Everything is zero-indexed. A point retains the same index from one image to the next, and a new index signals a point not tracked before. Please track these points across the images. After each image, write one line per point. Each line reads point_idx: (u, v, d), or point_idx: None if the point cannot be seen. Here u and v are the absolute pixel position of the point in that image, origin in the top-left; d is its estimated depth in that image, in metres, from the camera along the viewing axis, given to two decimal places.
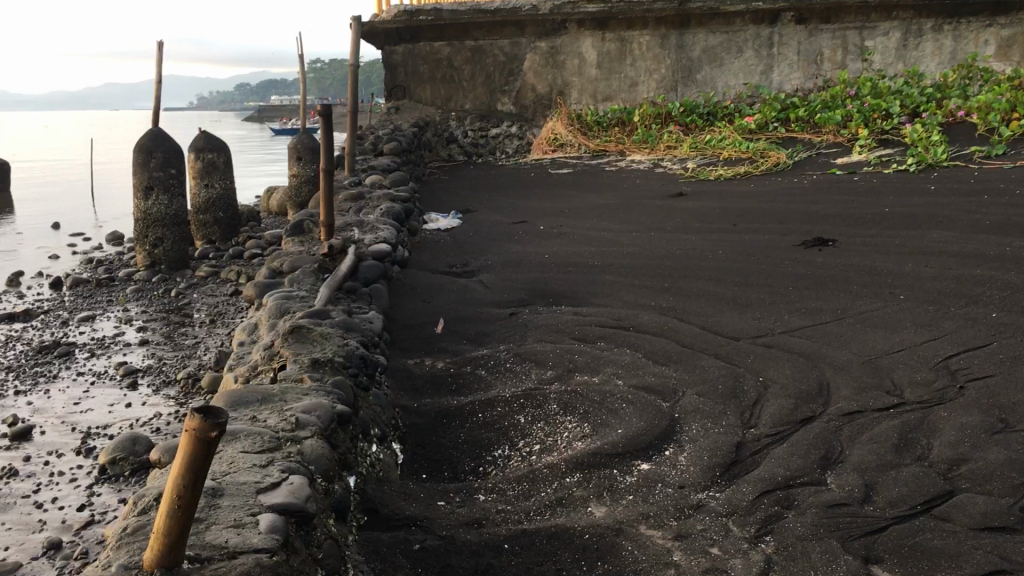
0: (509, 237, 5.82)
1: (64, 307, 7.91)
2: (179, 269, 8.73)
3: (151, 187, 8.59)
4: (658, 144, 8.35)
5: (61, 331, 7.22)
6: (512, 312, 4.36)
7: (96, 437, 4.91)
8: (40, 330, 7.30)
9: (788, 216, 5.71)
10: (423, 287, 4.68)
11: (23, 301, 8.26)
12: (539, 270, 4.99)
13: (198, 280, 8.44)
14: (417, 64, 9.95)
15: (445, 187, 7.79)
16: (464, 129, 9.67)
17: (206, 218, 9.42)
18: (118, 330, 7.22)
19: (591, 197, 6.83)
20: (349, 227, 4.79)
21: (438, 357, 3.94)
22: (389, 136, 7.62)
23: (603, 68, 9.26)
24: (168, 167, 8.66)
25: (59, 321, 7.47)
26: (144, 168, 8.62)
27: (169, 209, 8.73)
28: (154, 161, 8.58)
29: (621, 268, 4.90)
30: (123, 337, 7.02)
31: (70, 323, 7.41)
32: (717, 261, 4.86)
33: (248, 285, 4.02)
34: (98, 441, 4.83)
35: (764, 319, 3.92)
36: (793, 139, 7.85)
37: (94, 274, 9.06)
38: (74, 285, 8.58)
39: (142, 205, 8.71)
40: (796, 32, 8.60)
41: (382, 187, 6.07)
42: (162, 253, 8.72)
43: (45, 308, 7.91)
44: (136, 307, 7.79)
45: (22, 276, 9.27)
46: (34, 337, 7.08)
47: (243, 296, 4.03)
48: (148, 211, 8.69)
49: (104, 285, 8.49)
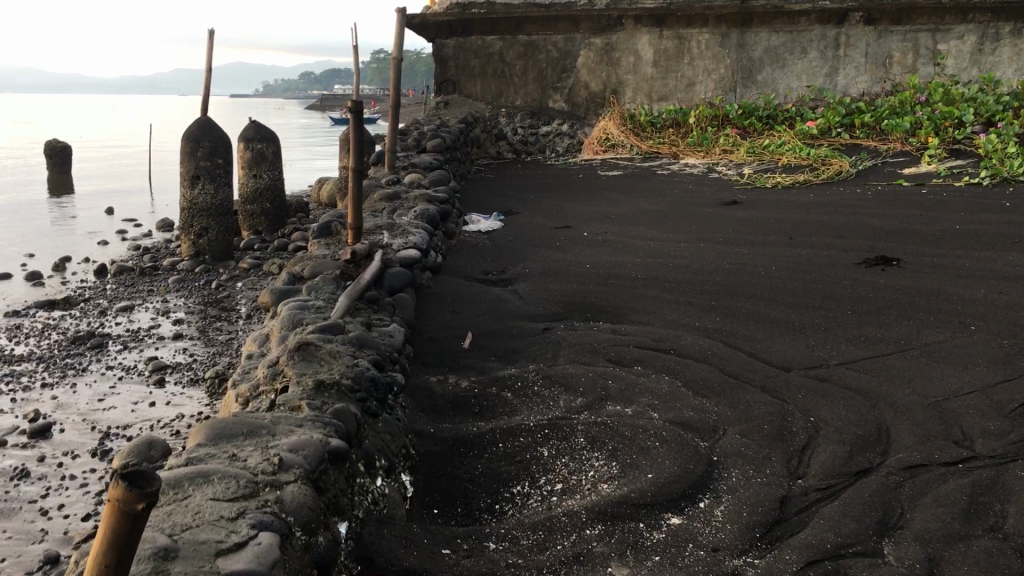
0: (551, 244, 5.53)
1: (104, 296, 7.82)
2: (221, 260, 8.59)
3: (197, 176, 8.45)
4: (713, 148, 7.98)
5: (98, 320, 7.11)
6: (545, 327, 4.08)
7: (114, 438, 4.73)
8: (79, 318, 7.21)
9: (848, 230, 5.34)
10: (453, 296, 4.42)
11: (65, 288, 8.19)
12: (578, 281, 4.70)
13: (240, 273, 8.30)
14: (468, 58, 9.66)
15: (490, 187, 7.52)
16: (514, 126, 9.36)
17: (251, 208, 9.27)
18: (154, 321, 7.08)
19: (641, 202, 6.51)
20: (379, 230, 4.55)
21: (463, 374, 3.68)
22: (433, 132, 7.37)
23: (659, 66, 8.90)
24: (213, 156, 8.52)
25: (98, 310, 7.38)
26: (190, 157, 8.49)
27: (214, 199, 8.59)
28: (201, 150, 8.44)
29: (665, 282, 4.59)
30: (158, 329, 6.88)
31: (108, 312, 7.30)
32: (770, 279, 4.52)
33: (265, 290, 3.81)
34: (115, 442, 4.64)
35: (817, 347, 3.59)
36: (857, 146, 7.41)
37: (138, 262, 8.97)
38: (118, 273, 8.50)
39: (187, 194, 8.58)
40: (865, 33, 8.16)
41: (420, 187, 5.83)
42: (206, 244, 8.60)
43: (85, 296, 7.82)
44: (174, 298, 7.66)
45: (68, 262, 9.22)
46: (70, 327, 6.99)
47: (260, 302, 3.82)
48: (194, 200, 8.56)
49: (146, 274, 8.38)
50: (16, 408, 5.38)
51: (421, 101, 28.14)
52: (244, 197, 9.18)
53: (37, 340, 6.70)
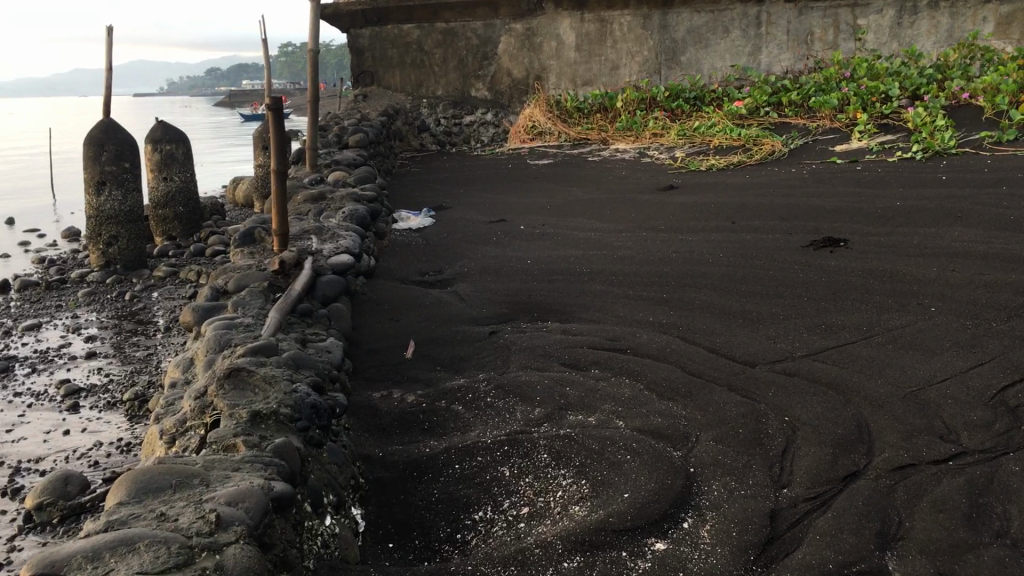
0: (487, 239, 5.29)
1: (7, 313, 7.29)
2: (134, 270, 8.11)
3: (102, 182, 7.95)
4: (642, 132, 7.83)
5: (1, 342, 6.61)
6: (491, 331, 3.85)
7: (25, 474, 4.32)
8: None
9: (789, 211, 5.22)
10: (390, 301, 4.15)
11: None
12: (520, 278, 4.48)
13: (155, 283, 7.84)
14: (384, 48, 9.44)
15: (416, 181, 7.24)
16: (436, 117, 9.05)
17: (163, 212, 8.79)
18: (64, 340, 6.61)
19: (575, 192, 6.31)
20: (306, 235, 4.25)
21: (408, 389, 3.42)
22: (354, 126, 7.05)
23: (582, 50, 8.72)
24: (120, 160, 8.02)
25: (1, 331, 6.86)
26: (95, 162, 7.98)
27: (123, 205, 8.10)
28: (106, 154, 7.94)
29: (611, 276, 4.38)
30: (68, 348, 6.42)
31: (13, 333, 6.80)
32: (718, 267, 4.37)
33: (186, 309, 3.47)
34: (27, 479, 4.24)
35: (779, 338, 3.44)
36: (786, 124, 7.33)
37: (43, 275, 8.41)
38: (21, 288, 7.94)
39: (94, 201, 8.08)
40: (785, 11, 8.08)
41: (347, 186, 5.52)
42: (117, 253, 8.09)
43: None
44: (85, 313, 7.19)
45: None
46: None
47: (181, 323, 3.48)
48: (100, 207, 8.05)
49: (52, 288, 7.86)
50: None
51: (335, 94, 27.52)
52: (156, 201, 8.69)
53: None
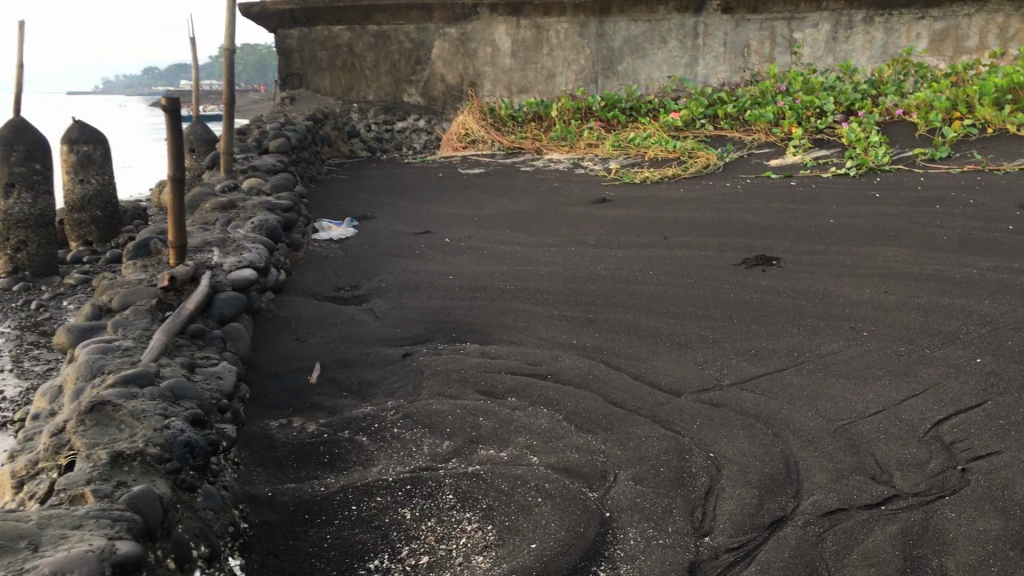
0: (409, 252, 5.04)
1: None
2: (44, 277, 7.63)
3: (10, 184, 7.48)
4: (577, 142, 7.63)
5: None
6: (405, 353, 3.60)
7: None
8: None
9: (723, 227, 5.06)
10: (298, 319, 3.87)
11: None
12: (439, 295, 4.24)
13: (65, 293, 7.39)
14: (313, 50, 9.07)
15: (342, 189, 6.96)
16: (366, 123, 8.77)
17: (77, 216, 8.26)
18: None
19: (505, 203, 6.09)
20: (208, 247, 3.94)
21: (311, 417, 3.16)
22: (276, 130, 6.73)
23: (517, 57, 8.51)
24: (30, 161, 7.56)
25: None
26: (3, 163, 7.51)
27: (32, 209, 7.62)
28: (15, 155, 7.47)
29: (535, 293, 4.17)
30: None
31: None
32: (647, 286, 4.18)
33: (60, 329, 3.12)
34: None
35: (707, 364, 3.26)
36: (721, 137, 7.19)
37: None
38: None
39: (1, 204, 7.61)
40: (722, 23, 7.98)
41: (261, 194, 5.21)
42: (25, 259, 7.61)
43: None
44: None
45: None
46: None
47: (53, 344, 3.13)
48: (8, 210, 7.58)
49: None
50: None
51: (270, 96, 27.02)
52: (70, 204, 8.17)
53: None
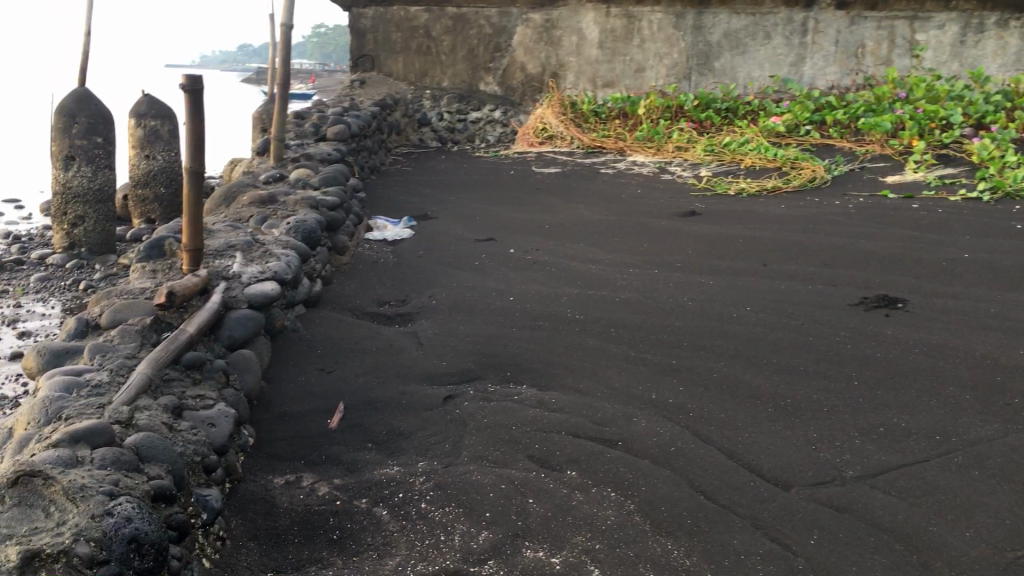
0: (467, 264, 4.43)
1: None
2: (102, 256, 7.04)
3: (71, 157, 6.78)
4: (665, 144, 6.94)
5: None
6: (447, 396, 2.99)
7: None
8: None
9: (833, 255, 4.33)
10: (327, 343, 3.28)
11: None
12: (496, 321, 3.62)
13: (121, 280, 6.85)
14: (388, 31, 8.65)
15: (406, 183, 6.38)
16: (439, 111, 8.20)
17: (142, 193, 7.23)
18: None
19: (581, 209, 5.45)
20: (229, 249, 3.34)
21: (326, 475, 2.56)
22: (336, 116, 6.17)
23: (605, 48, 7.78)
24: (92, 134, 6.86)
25: None
26: (63, 134, 6.83)
27: (92, 183, 6.95)
28: (76, 127, 6.77)
29: (607, 328, 3.52)
30: None
31: None
32: (744, 326, 3.50)
33: (29, 350, 2.49)
34: None
35: (823, 445, 2.60)
36: (829, 147, 6.41)
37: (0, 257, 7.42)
38: None
39: (58, 176, 6.93)
40: (835, 19, 7.11)
41: (307, 187, 4.63)
42: (81, 235, 7.01)
43: None
44: (31, 303, 6.17)
45: None
46: None
47: (21, 366, 2.51)
48: (67, 183, 6.91)
49: (5, 270, 6.87)
50: None
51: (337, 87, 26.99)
52: (133, 178, 7.22)
53: None
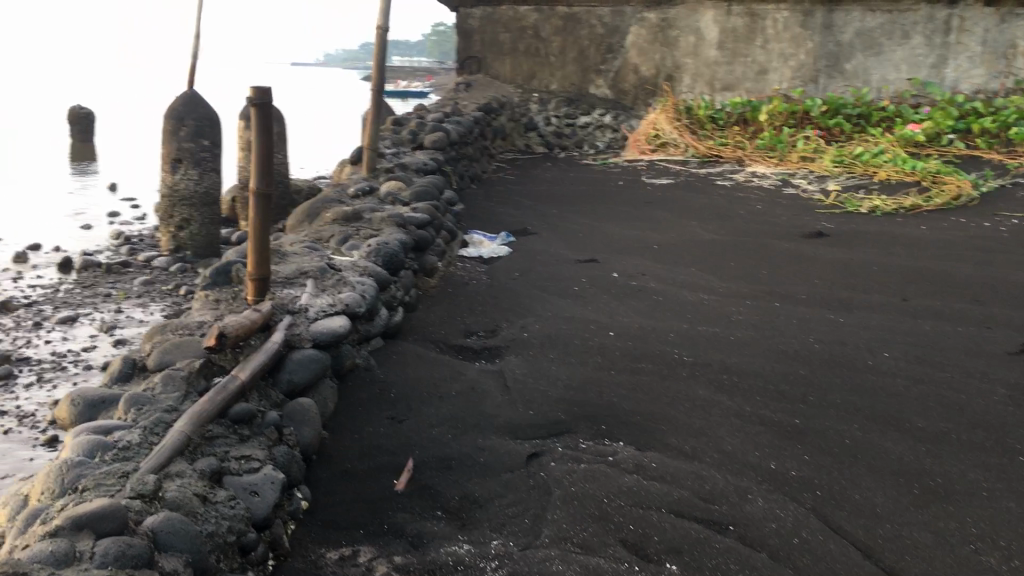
0: (566, 289, 4.04)
1: (50, 300, 6.28)
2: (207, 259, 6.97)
3: (177, 159, 6.69)
4: (790, 154, 6.41)
5: (26, 336, 5.52)
6: (532, 455, 2.62)
7: None
8: (5, 330, 5.63)
9: (984, 290, 3.76)
10: (403, 386, 2.94)
11: (16, 287, 6.63)
12: (593, 361, 3.23)
13: None
14: (496, 32, 8.38)
15: (507, 193, 6.05)
16: (547, 116, 7.86)
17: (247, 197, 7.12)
18: (93, 342, 5.45)
19: (694, 227, 5.00)
20: (301, 277, 3.05)
21: (386, 550, 2.21)
22: (436, 123, 5.88)
23: (725, 49, 7.21)
24: (199, 137, 6.72)
25: (35, 320, 5.80)
26: (171, 137, 6.71)
27: (198, 187, 6.82)
28: (185, 129, 6.65)
29: (720, 374, 3.09)
30: (91, 353, 5.23)
31: (46, 325, 5.73)
32: (880, 377, 3.01)
33: (63, 400, 2.24)
34: None
35: (985, 546, 2.12)
36: (976, 158, 5.77)
37: (111, 259, 7.44)
38: (81, 270, 6.95)
39: (166, 178, 6.83)
40: (984, 16, 6.31)
41: (396, 203, 4.33)
42: (188, 238, 6.95)
43: (32, 300, 6.25)
44: (130, 308, 6.09)
45: (33, 256, 7.68)
46: None
47: (54, 416, 2.26)
48: (176, 186, 6.82)
49: (114, 272, 6.88)
50: None
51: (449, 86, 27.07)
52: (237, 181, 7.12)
53: None
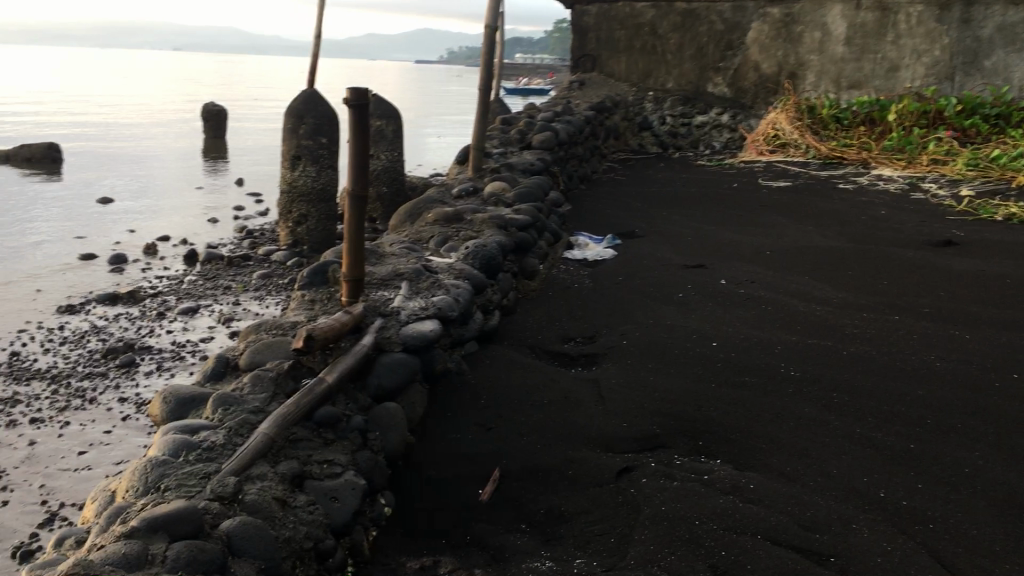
0: (671, 295, 3.92)
1: (174, 291, 6.51)
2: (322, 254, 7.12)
3: (297, 156, 6.82)
4: (920, 156, 6.06)
5: (150, 325, 5.72)
6: (622, 469, 2.52)
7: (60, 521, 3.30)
8: (131, 319, 5.86)
9: None
10: (496, 392, 2.90)
11: (144, 277, 6.91)
12: (693, 373, 3.10)
13: None
14: (612, 29, 8.27)
15: (618, 194, 5.94)
16: (662, 115, 7.78)
17: None
18: (212, 332, 5.61)
19: (811, 233, 4.77)
20: (397, 279, 3.04)
21: (466, 562, 2.16)
22: (545, 122, 5.81)
23: (853, 45, 6.87)
24: (319, 134, 6.78)
25: (159, 310, 6.02)
26: (292, 134, 6.79)
27: (316, 183, 6.90)
28: (304, 127, 6.74)
29: (829, 391, 2.92)
30: (209, 344, 5.38)
31: (169, 314, 5.93)
32: (1009, 401, 2.78)
33: (157, 396, 2.29)
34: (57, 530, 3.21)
35: None
36: None
37: (233, 252, 7.68)
38: (205, 263, 7.19)
39: (286, 174, 6.92)
40: None
41: (499, 204, 4.30)
42: (305, 233, 7.11)
43: (157, 291, 6.50)
44: (248, 300, 6.26)
45: (162, 247, 8.00)
46: (117, 331, 5.59)
47: (148, 412, 2.30)
48: (294, 182, 6.90)
49: (235, 265, 7.10)
50: None
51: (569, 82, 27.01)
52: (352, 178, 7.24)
53: (71, 348, 5.30)
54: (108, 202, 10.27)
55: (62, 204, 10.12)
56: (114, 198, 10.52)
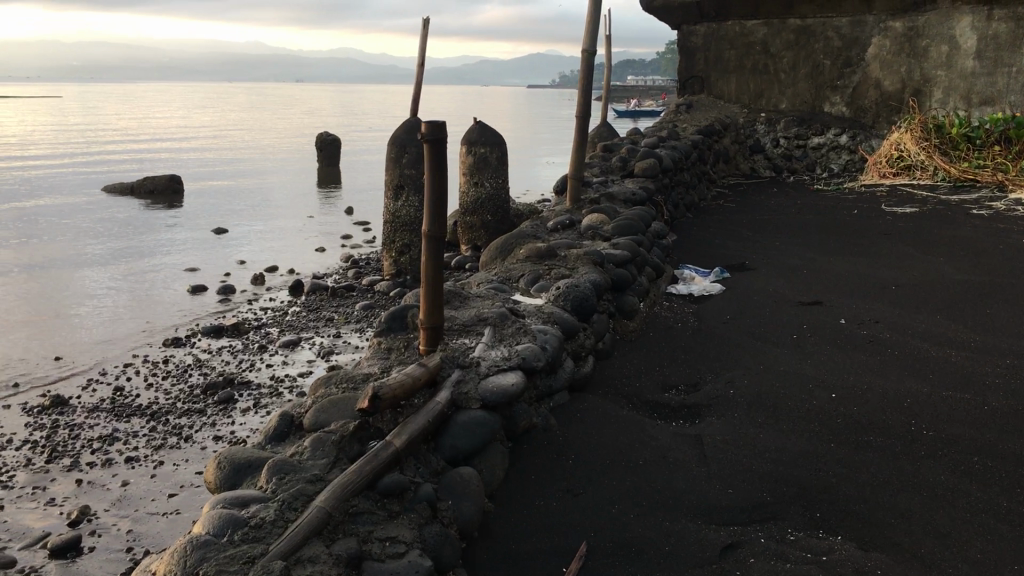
0: (784, 336, 3.58)
1: (277, 323, 6.47)
2: None
3: (399, 186, 6.71)
4: None
5: (251, 359, 5.66)
6: (727, 546, 2.21)
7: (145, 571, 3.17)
8: (233, 352, 5.82)
9: None
10: (584, 452, 2.63)
11: (249, 310, 6.91)
12: (810, 430, 2.76)
13: None
14: (721, 49, 7.89)
15: (729, 222, 5.60)
16: (774, 137, 7.47)
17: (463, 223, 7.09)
18: (310, 366, 5.51)
19: (942, 265, 4.34)
20: (479, 325, 2.84)
21: None
22: (648, 149, 5.53)
23: (984, 59, 6.29)
24: (420, 163, 6.70)
25: (261, 343, 5.97)
26: (394, 164, 6.73)
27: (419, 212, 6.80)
28: (407, 156, 6.65)
29: (968, 455, 2.54)
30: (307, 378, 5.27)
31: (270, 348, 5.88)
32: None
33: (212, 462, 2.12)
34: None
35: None
36: None
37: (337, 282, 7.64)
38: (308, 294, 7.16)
39: (388, 205, 6.87)
40: None
41: (597, 236, 4.07)
42: (407, 263, 6.95)
43: (261, 323, 6.47)
44: (348, 333, 6.16)
45: (270, 278, 8.03)
46: (218, 365, 5.55)
47: (203, 478, 2.14)
48: (396, 212, 6.84)
49: (338, 296, 7.04)
50: (78, 493, 3.83)
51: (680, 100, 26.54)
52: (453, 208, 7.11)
53: (171, 382, 5.26)
54: (223, 233, 10.48)
55: (179, 237, 10.36)
56: (228, 229, 10.74)
